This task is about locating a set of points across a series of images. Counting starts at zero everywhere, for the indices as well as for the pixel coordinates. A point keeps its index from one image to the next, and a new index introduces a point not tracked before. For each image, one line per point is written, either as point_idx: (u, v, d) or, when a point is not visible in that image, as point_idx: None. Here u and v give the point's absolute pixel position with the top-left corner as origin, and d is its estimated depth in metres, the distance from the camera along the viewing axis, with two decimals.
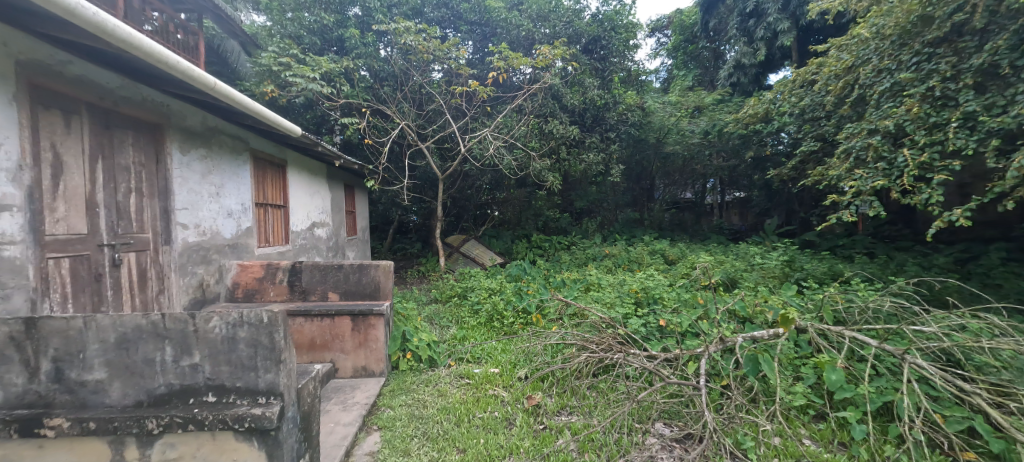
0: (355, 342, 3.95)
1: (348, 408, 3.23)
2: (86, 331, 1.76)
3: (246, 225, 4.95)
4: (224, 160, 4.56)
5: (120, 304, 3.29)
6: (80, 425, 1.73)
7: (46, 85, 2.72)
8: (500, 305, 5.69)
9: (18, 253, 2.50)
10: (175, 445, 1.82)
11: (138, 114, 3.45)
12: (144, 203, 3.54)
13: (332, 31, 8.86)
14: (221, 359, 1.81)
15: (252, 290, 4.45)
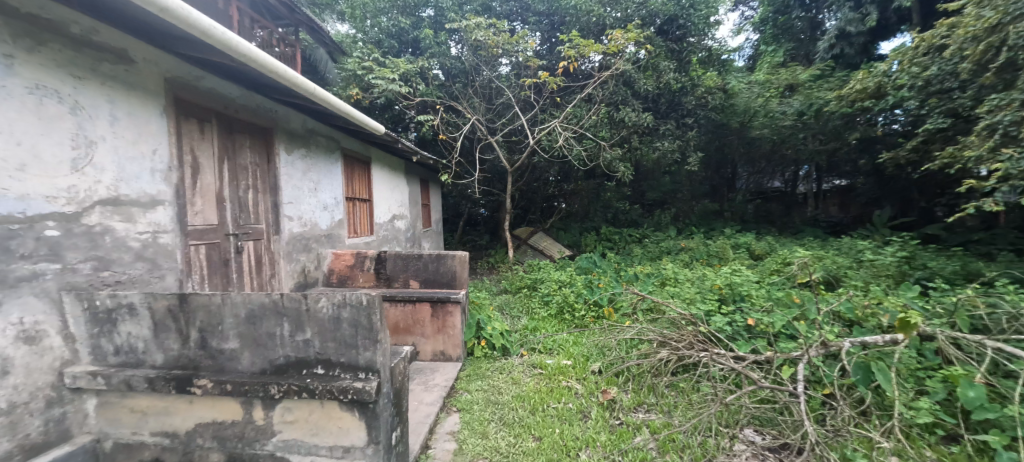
0: (434, 327, 4.19)
1: (430, 389, 3.43)
2: (223, 306, 2.06)
3: (339, 217, 5.46)
4: (320, 158, 5.05)
5: (243, 285, 3.80)
6: (221, 386, 2.04)
7: (186, 98, 3.20)
8: (571, 296, 5.65)
9: (169, 240, 2.98)
10: (291, 409, 2.07)
11: (253, 120, 3.93)
12: (259, 197, 4.04)
13: (408, 33, 9.33)
14: (328, 336, 2.01)
15: (345, 276, 4.89)
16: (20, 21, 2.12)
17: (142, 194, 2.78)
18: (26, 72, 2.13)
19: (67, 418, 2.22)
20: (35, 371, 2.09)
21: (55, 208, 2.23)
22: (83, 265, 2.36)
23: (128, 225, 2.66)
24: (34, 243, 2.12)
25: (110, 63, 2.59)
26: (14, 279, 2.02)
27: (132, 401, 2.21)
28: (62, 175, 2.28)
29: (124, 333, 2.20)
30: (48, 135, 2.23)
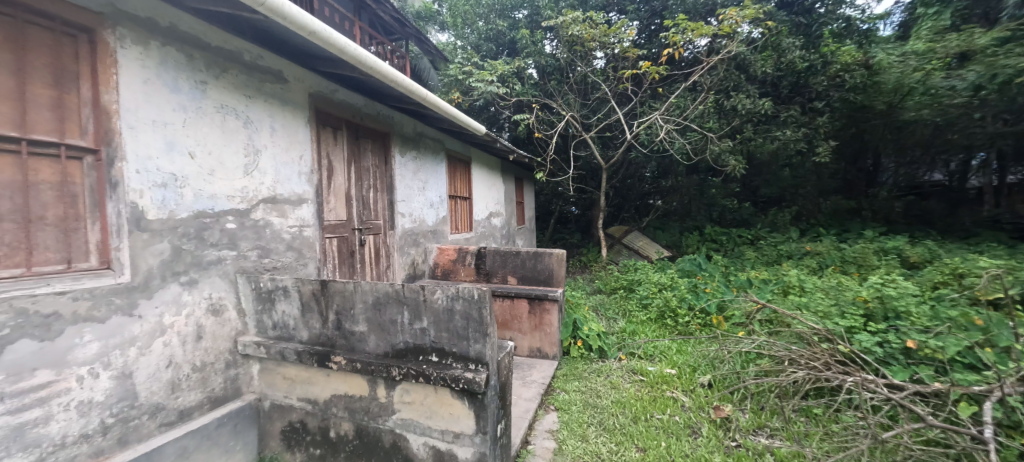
0: (531, 323, 4.24)
1: (528, 385, 3.47)
2: (355, 293, 2.33)
3: (443, 214, 5.83)
4: (428, 159, 5.44)
5: (364, 274, 4.26)
6: (352, 364, 2.31)
7: (324, 110, 3.67)
8: (673, 301, 5.27)
9: (311, 233, 3.45)
10: (409, 392, 2.25)
11: (375, 126, 4.37)
12: (378, 196, 4.48)
13: (505, 35, 9.61)
14: (442, 326, 2.14)
15: (448, 270, 5.18)
16: (211, 54, 2.63)
17: (292, 193, 3.26)
18: (214, 94, 2.64)
19: (238, 379, 2.71)
20: (218, 338, 2.60)
21: (233, 205, 2.73)
22: (250, 252, 2.84)
23: (281, 219, 3.14)
24: (219, 233, 2.63)
25: (270, 83, 3.07)
26: (206, 262, 2.54)
27: (284, 369, 2.61)
28: (237, 178, 2.78)
29: (280, 311, 2.61)
30: (228, 145, 2.73)
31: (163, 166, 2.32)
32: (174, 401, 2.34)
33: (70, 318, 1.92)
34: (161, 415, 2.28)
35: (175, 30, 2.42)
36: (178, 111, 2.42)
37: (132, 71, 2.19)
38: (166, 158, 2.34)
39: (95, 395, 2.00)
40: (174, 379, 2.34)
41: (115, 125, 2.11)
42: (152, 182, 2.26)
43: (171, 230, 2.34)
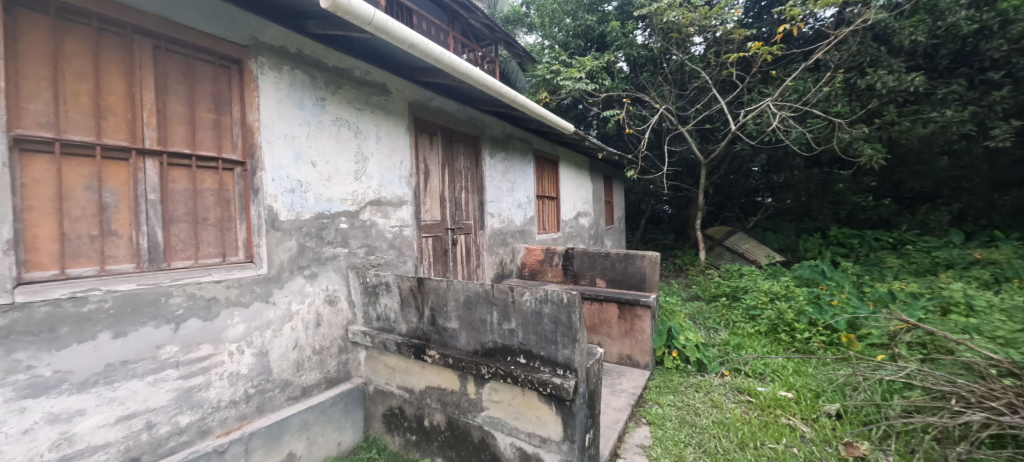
0: (621, 329, 4.05)
1: (617, 394, 3.32)
2: (448, 291, 2.44)
3: (531, 214, 5.88)
4: (517, 160, 5.52)
5: (457, 272, 4.46)
6: (445, 359, 2.43)
7: (422, 117, 3.92)
8: (788, 313, 4.63)
9: (410, 233, 3.70)
10: (497, 391, 2.28)
11: (467, 130, 4.56)
12: (469, 197, 4.67)
13: (594, 30, 9.38)
14: (531, 328, 2.14)
15: (535, 270, 5.18)
16: (329, 73, 2.96)
17: (394, 196, 3.54)
18: (331, 109, 2.97)
19: (348, 363, 3.01)
20: (333, 325, 2.92)
21: (345, 207, 3.05)
22: (359, 250, 3.15)
23: (385, 219, 3.42)
24: (334, 232, 2.95)
25: (376, 95, 3.37)
26: (324, 257, 2.86)
27: (387, 358, 2.84)
28: (349, 183, 3.09)
29: (383, 304, 2.84)
30: (342, 153, 3.05)
31: (291, 173, 2.67)
32: (298, 378, 2.67)
33: (225, 302, 2.30)
34: (288, 390, 2.62)
35: (301, 55, 2.77)
36: (303, 125, 2.77)
37: (269, 93, 2.56)
38: (293, 167, 2.69)
39: (240, 368, 2.37)
40: (299, 359, 2.68)
41: (256, 140, 2.49)
42: (283, 188, 2.61)
43: (297, 230, 2.69)
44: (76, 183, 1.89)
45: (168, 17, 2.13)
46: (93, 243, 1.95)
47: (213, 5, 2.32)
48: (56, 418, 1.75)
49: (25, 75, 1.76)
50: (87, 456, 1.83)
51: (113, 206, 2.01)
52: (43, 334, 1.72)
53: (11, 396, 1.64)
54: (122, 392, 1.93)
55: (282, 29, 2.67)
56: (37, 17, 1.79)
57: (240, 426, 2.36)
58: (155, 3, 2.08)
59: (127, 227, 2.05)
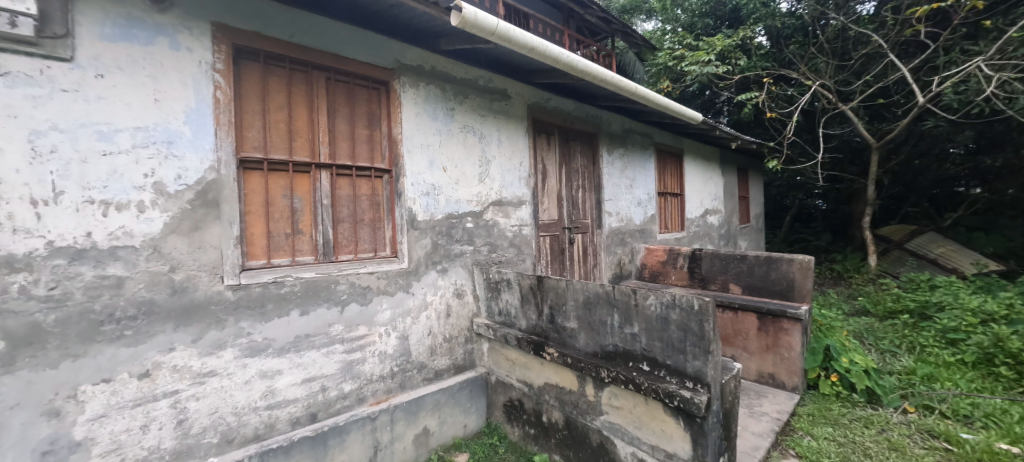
0: (761, 343, 3.58)
1: (756, 418, 2.95)
2: (567, 290, 2.46)
3: (652, 212, 5.55)
4: (636, 156, 5.27)
5: (574, 272, 4.46)
6: (564, 358, 2.45)
7: (540, 118, 4.01)
8: (1012, 341, 3.51)
9: (529, 231, 3.81)
10: (618, 396, 2.22)
11: (584, 128, 4.51)
12: (586, 195, 4.62)
13: (725, 6, 8.59)
14: (655, 335, 2.03)
15: (657, 272, 4.87)
16: (457, 84, 3.23)
17: (514, 196, 3.69)
18: (459, 118, 3.23)
19: (473, 352, 3.26)
20: (460, 316, 3.18)
21: (471, 207, 3.29)
22: (483, 247, 3.37)
23: (505, 219, 3.59)
24: (462, 231, 3.22)
25: (498, 101, 3.55)
26: (453, 254, 3.14)
27: (508, 352, 2.99)
28: (474, 185, 3.33)
29: (505, 299, 3.00)
30: (468, 158, 3.30)
31: (426, 178, 2.99)
32: (431, 362, 2.99)
33: (376, 290, 2.69)
34: (424, 371, 2.94)
35: (434, 71, 3.07)
36: (436, 134, 3.06)
37: (409, 108, 2.90)
38: (428, 172, 3.01)
39: (387, 348, 2.75)
40: (432, 345, 2.99)
41: (399, 150, 2.85)
42: (420, 192, 2.94)
43: (431, 229, 3.00)
44: (276, 192, 2.40)
45: (336, 52, 2.57)
46: (288, 239, 2.45)
47: (367, 37, 2.72)
48: (265, 374, 2.25)
49: (246, 110, 2.29)
50: (283, 407, 2.31)
51: (300, 209, 2.49)
52: (257, 308, 2.22)
53: (238, 354, 2.16)
54: (305, 359, 2.39)
55: (419, 49, 2.99)
56: (252, 65, 2.31)
57: (387, 398, 2.73)
58: (327, 42, 2.53)
59: (309, 226, 2.53)
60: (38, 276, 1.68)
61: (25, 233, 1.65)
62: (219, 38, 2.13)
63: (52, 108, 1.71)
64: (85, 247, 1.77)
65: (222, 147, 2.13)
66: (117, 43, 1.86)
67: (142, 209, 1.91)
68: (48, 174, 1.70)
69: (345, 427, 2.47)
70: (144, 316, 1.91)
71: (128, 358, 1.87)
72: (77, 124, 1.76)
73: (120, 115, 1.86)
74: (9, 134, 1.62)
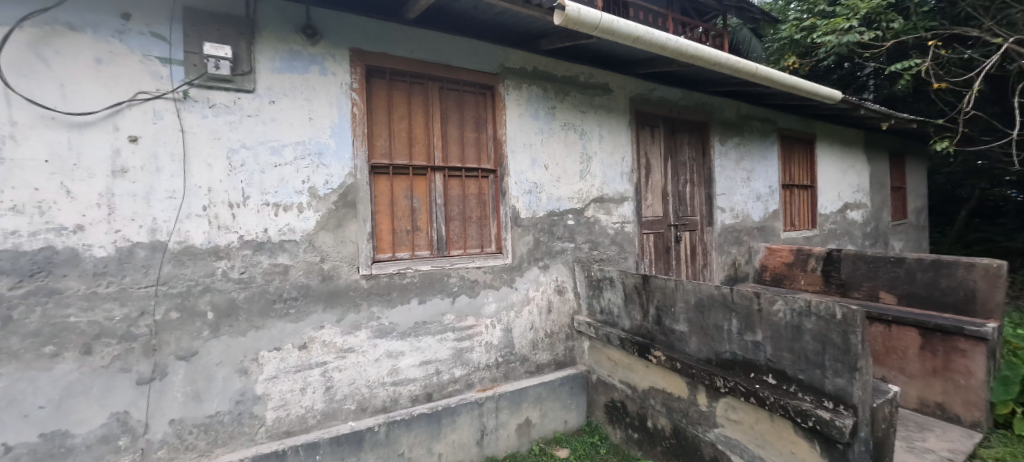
0: (924, 365, 2.96)
1: (916, 454, 2.45)
2: (677, 291, 2.34)
3: (774, 208, 4.94)
4: (755, 145, 4.73)
5: (680, 272, 4.19)
6: (672, 363, 2.34)
7: (643, 110, 3.83)
8: None
9: (631, 229, 3.68)
10: (736, 409, 2.04)
11: (692, 117, 4.19)
12: (694, 190, 4.31)
13: None
14: (784, 345, 1.81)
15: (780, 275, 4.25)
16: (558, 82, 3.25)
17: (616, 192, 3.59)
18: (560, 116, 3.26)
19: (573, 349, 3.27)
20: (561, 313, 3.22)
21: (572, 205, 3.30)
22: (584, 245, 3.36)
23: (607, 216, 3.52)
24: (563, 229, 3.24)
25: (599, 96, 3.49)
26: (555, 251, 3.19)
27: (610, 352, 2.94)
28: (575, 182, 3.32)
29: (607, 298, 2.96)
30: (570, 155, 3.31)
31: (529, 177, 3.08)
32: (533, 355, 3.08)
33: (483, 284, 2.86)
34: (526, 364, 3.04)
35: (536, 72, 3.14)
36: (538, 133, 3.13)
37: (512, 110, 3.01)
38: (531, 171, 3.09)
39: (493, 339, 2.90)
40: (534, 339, 3.08)
41: (504, 150, 2.98)
42: (523, 190, 3.04)
43: (534, 226, 3.09)
44: (399, 193, 2.69)
45: (447, 62, 2.77)
46: (408, 235, 2.72)
47: (475, 45, 2.88)
48: (391, 355, 2.55)
49: (375, 122, 2.60)
50: (405, 385, 2.59)
51: (418, 208, 2.76)
52: (385, 296, 2.53)
53: (370, 335, 2.48)
54: (423, 343, 2.65)
55: (522, 52, 3.08)
56: (380, 81, 2.62)
57: (492, 387, 2.88)
58: (440, 54, 2.74)
59: (425, 224, 2.79)
60: (233, 262, 2.14)
61: (226, 229, 2.12)
62: (355, 61, 2.46)
63: (241, 131, 2.16)
64: (263, 241, 2.21)
65: (357, 155, 2.46)
66: (283, 74, 2.26)
67: (301, 210, 2.30)
68: (240, 183, 2.15)
69: (456, 409, 2.67)
70: (302, 298, 2.30)
71: (291, 332, 2.28)
72: (258, 142, 2.20)
73: (285, 133, 2.26)
74: (216, 153, 2.10)
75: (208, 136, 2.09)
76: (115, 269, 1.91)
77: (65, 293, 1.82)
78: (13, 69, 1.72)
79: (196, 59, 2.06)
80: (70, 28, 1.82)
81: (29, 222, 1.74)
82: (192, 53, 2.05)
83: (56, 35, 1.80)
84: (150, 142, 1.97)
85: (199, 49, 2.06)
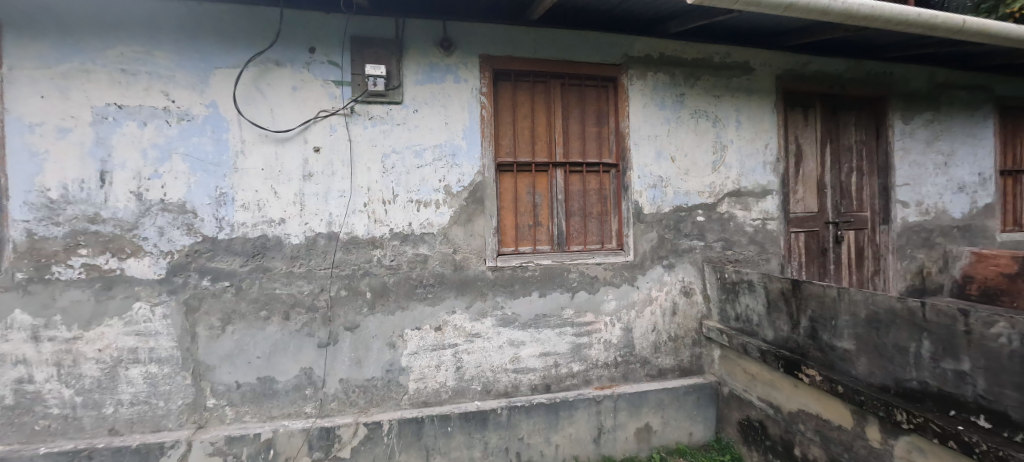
0: None
1: None
2: (839, 301, 1.98)
3: (986, 202, 3.81)
4: (958, 121, 3.70)
5: (839, 278, 3.52)
6: (831, 385, 2.01)
7: (794, 89, 3.30)
8: None
9: (775, 227, 3.20)
10: (924, 452, 1.65)
11: (862, 92, 3.47)
12: (863, 181, 3.56)
13: None
14: (1007, 379, 1.39)
15: (999, 290, 3.03)
16: (688, 66, 3.00)
17: (757, 185, 3.17)
18: (689, 103, 3.00)
19: (701, 358, 3.01)
20: (688, 317, 2.99)
21: (702, 199, 3.02)
22: (716, 244, 3.05)
23: (745, 213, 3.13)
24: (691, 225, 3.00)
25: (737, 77, 3.11)
26: (682, 250, 2.98)
27: (747, 364, 2.64)
28: (706, 174, 3.04)
29: (743, 304, 2.65)
30: (700, 145, 3.03)
31: (654, 170, 2.92)
32: (655, 359, 2.93)
33: (603, 281, 2.82)
34: (647, 367, 2.91)
35: (663, 57, 2.95)
36: (664, 123, 2.94)
37: (636, 101, 2.89)
38: (656, 164, 2.93)
39: (612, 337, 2.84)
40: (657, 341, 2.93)
41: (627, 144, 2.87)
42: (647, 184, 2.90)
43: (658, 222, 2.93)
44: (522, 190, 2.80)
45: (569, 58, 2.78)
46: (530, 230, 2.82)
47: (597, 38, 2.83)
48: (513, 343, 2.68)
49: (501, 122, 2.75)
50: (525, 373, 2.71)
51: (540, 204, 2.84)
52: (509, 287, 2.67)
53: (495, 323, 2.65)
54: (542, 335, 2.73)
55: (647, 38, 2.92)
56: (506, 84, 2.76)
57: (611, 386, 2.83)
58: (562, 50, 2.76)
59: (546, 219, 2.85)
60: (386, 251, 2.50)
61: (380, 223, 2.48)
62: (483, 67, 2.63)
63: (392, 138, 2.49)
64: (408, 233, 2.52)
65: (485, 155, 2.63)
66: (424, 85, 2.54)
67: (438, 206, 2.56)
68: (391, 183, 2.49)
69: (574, 403, 2.69)
70: (439, 285, 2.57)
71: (429, 314, 2.56)
72: (404, 147, 2.51)
73: (426, 138, 2.54)
74: (373, 158, 2.47)
75: (368, 143, 2.46)
76: (305, 254, 2.39)
77: (273, 271, 2.36)
78: (244, 101, 2.31)
79: (360, 79, 2.44)
80: (278, 64, 2.35)
81: (252, 216, 2.33)
82: (357, 74, 2.44)
83: (269, 71, 2.34)
84: (328, 151, 2.41)
85: (362, 71, 2.44)
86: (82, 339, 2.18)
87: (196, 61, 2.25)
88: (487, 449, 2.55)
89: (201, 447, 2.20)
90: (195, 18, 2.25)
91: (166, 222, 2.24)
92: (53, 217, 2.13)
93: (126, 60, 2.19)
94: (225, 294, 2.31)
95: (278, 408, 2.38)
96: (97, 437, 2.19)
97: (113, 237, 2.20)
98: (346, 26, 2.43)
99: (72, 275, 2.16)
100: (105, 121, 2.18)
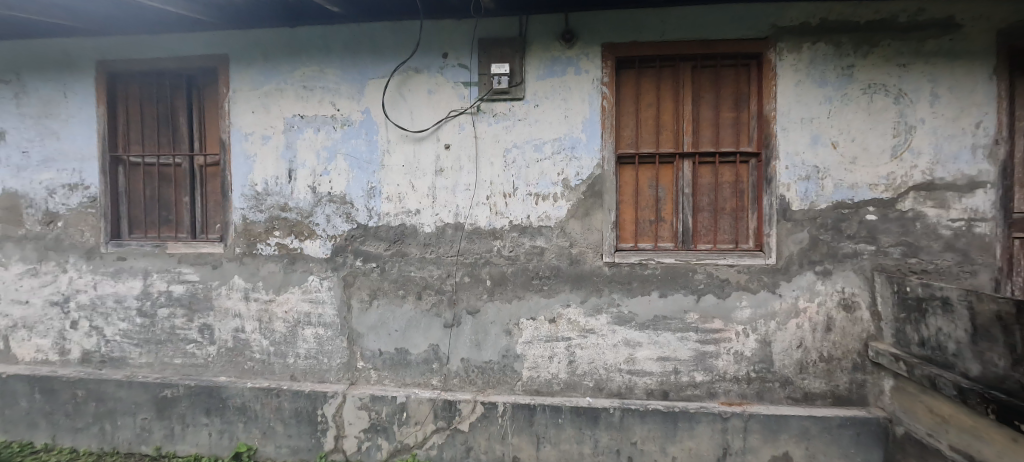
0: None
1: None
2: None
3: None
4: None
5: None
6: None
7: None
8: None
9: (988, 231, 2.44)
10: None
11: None
12: None
13: None
14: None
15: None
16: (860, 32, 2.47)
17: (961, 176, 2.44)
18: (860, 76, 2.47)
19: (865, 386, 2.49)
20: (848, 336, 2.50)
21: (874, 194, 2.47)
22: (892, 249, 2.48)
23: (940, 211, 2.45)
24: (857, 225, 2.48)
25: (935, 38, 2.44)
26: (842, 255, 2.49)
27: (932, 402, 2.12)
28: (882, 163, 2.47)
29: (933, 327, 2.10)
30: (875, 127, 2.48)
31: (807, 159, 2.49)
32: (800, 380, 2.52)
33: (735, 285, 2.53)
34: (789, 388, 2.53)
35: (823, 25, 2.48)
36: (824, 103, 2.48)
37: (786, 79, 2.49)
38: (810, 151, 2.49)
39: (745, 349, 2.53)
40: (803, 360, 2.52)
41: (772, 129, 2.50)
42: (797, 176, 2.50)
43: (811, 221, 2.49)
44: (644, 183, 2.65)
45: (702, 38, 2.52)
46: (652, 226, 2.66)
47: (738, 11, 2.50)
48: (628, 343, 2.58)
49: (624, 112, 2.63)
50: (640, 376, 2.57)
51: (663, 198, 2.65)
52: (626, 285, 2.57)
53: (610, 320, 2.58)
54: (661, 338, 2.56)
55: (803, 4, 2.48)
56: (629, 72, 2.63)
57: (741, 403, 2.52)
58: (694, 30, 2.52)
59: (670, 215, 2.65)
60: (505, 242, 2.61)
61: (500, 215, 2.61)
62: (605, 56, 2.54)
63: (514, 133, 2.59)
64: (526, 225, 2.60)
65: (605, 146, 2.55)
66: (545, 79, 2.57)
67: (555, 199, 2.58)
68: (511, 177, 2.59)
69: (694, 415, 2.47)
70: (554, 278, 2.60)
71: (544, 306, 2.61)
72: (525, 142, 2.59)
73: (546, 132, 2.58)
74: (496, 153, 2.60)
75: (491, 139, 2.60)
76: (435, 242, 2.65)
77: (409, 256, 2.67)
78: (390, 105, 2.63)
79: (485, 79, 2.57)
80: (417, 71, 2.62)
81: (394, 207, 2.66)
82: (483, 74, 2.58)
83: (410, 78, 2.63)
84: (456, 148, 2.62)
85: (488, 71, 2.57)
86: (275, 301, 2.76)
87: (356, 75, 2.65)
88: (597, 447, 2.50)
89: (352, 400, 2.61)
90: (355, 38, 2.64)
91: (332, 211, 2.70)
92: (259, 206, 2.75)
93: (307, 78, 2.68)
94: (372, 273, 2.69)
95: (411, 377, 2.69)
96: (283, 379, 2.76)
97: (296, 223, 2.73)
98: (474, 30, 2.59)
99: (270, 251, 2.76)
100: (293, 129, 2.70)
